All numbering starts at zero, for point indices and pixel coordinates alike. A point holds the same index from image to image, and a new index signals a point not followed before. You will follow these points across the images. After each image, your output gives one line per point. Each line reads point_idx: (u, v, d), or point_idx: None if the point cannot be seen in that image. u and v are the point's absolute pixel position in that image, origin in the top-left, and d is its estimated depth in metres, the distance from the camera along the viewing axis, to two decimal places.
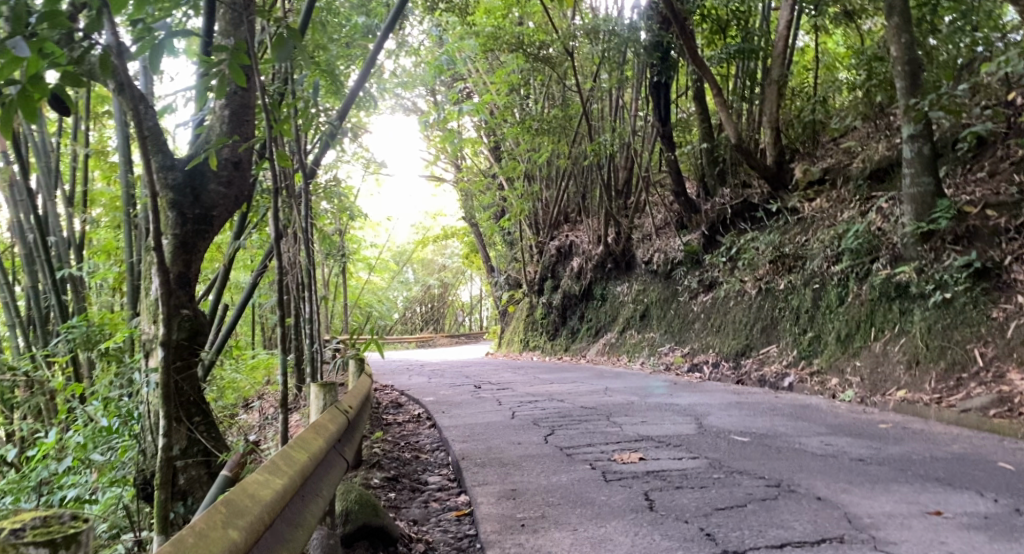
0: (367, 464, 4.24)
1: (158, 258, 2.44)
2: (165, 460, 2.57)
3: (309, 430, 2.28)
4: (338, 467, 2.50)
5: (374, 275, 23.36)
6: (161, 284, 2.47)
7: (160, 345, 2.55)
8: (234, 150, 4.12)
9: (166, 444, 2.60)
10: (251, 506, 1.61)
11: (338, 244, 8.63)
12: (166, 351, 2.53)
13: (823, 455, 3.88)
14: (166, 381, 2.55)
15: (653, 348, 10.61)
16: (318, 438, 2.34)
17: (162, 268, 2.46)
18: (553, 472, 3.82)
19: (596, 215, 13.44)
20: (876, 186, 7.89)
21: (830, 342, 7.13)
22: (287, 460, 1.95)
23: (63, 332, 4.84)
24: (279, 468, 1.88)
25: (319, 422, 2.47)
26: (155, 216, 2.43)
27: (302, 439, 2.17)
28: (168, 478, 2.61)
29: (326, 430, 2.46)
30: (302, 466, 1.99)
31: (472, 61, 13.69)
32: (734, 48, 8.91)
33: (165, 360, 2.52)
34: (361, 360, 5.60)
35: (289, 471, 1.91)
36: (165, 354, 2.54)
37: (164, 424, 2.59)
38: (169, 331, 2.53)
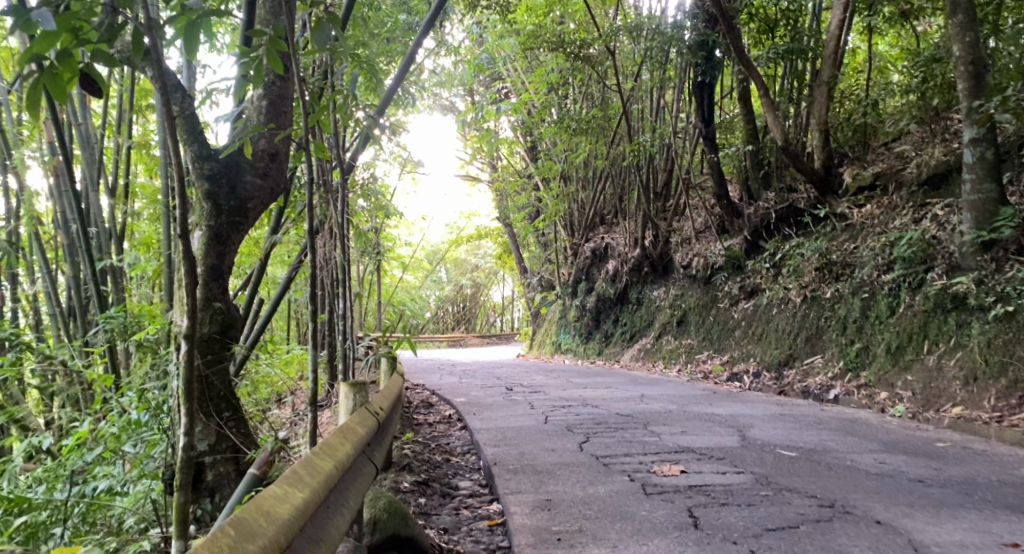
0: (397, 467, 4.11)
1: (184, 247, 2.27)
2: (185, 460, 2.39)
3: (337, 435, 2.15)
4: (367, 474, 2.38)
5: (408, 275, 23.37)
6: (186, 275, 2.26)
7: (182, 337, 2.31)
8: (271, 141, 4.03)
9: (186, 442, 2.42)
10: (267, 526, 1.47)
11: (373, 241, 8.57)
12: (189, 347, 2.29)
13: (879, 475, 3.65)
14: (188, 378, 2.32)
15: (691, 355, 10.37)
16: (347, 442, 2.21)
17: (189, 256, 2.28)
18: (590, 482, 3.65)
19: (633, 217, 13.21)
20: (931, 193, 7.61)
21: (879, 354, 6.85)
22: (310, 469, 1.82)
23: (101, 322, 4.79)
24: (301, 478, 1.75)
25: (349, 425, 2.35)
26: (183, 203, 2.30)
27: (328, 445, 2.05)
28: (188, 477, 2.45)
29: (355, 435, 2.33)
30: (326, 476, 1.86)
31: (511, 60, 13.58)
32: (783, 48, 8.57)
33: (187, 354, 2.29)
34: (394, 358, 5.50)
35: (311, 482, 1.78)
36: (189, 349, 2.29)
37: (185, 422, 2.38)
38: (194, 325, 2.28)
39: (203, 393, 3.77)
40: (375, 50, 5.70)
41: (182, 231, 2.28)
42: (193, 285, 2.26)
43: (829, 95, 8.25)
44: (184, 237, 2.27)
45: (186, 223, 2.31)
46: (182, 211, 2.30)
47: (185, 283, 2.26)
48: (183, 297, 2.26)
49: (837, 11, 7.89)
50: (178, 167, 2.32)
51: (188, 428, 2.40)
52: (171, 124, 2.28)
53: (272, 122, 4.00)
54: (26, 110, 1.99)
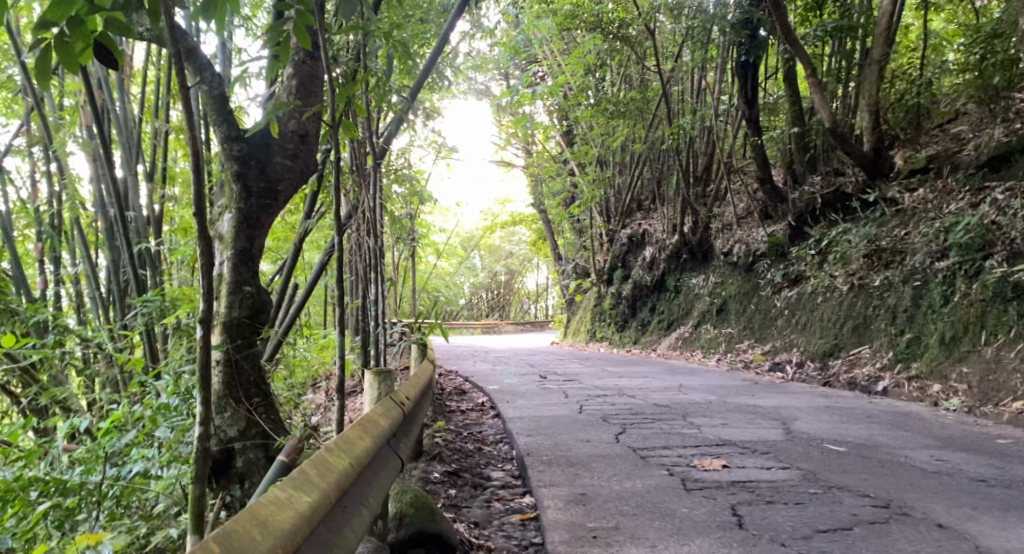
0: (428, 457, 4.01)
1: (200, 225, 2.17)
2: (202, 451, 2.32)
3: (357, 428, 2.03)
4: (391, 468, 2.26)
5: (443, 262, 23.34)
6: (202, 255, 2.17)
7: (198, 323, 2.22)
8: (300, 121, 3.91)
9: (203, 430, 2.36)
10: (261, 537, 1.36)
11: (408, 227, 8.52)
12: (205, 331, 2.20)
13: (936, 473, 3.44)
14: (204, 364, 2.22)
15: (731, 344, 10.12)
16: (367, 436, 2.09)
17: (206, 235, 2.18)
18: (627, 476, 3.50)
19: (672, 203, 12.94)
20: (990, 175, 7.21)
21: (932, 345, 6.55)
22: (321, 469, 1.71)
23: (139, 305, 4.76)
24: (309, 480, 1.63)
25: (370, 416, 2.23)
26: (199, 182, 2.22)
27: (345, 440, 1.93)
28: (205, 468, 2.38)
29: (377, 427, 2.22)
30: (338, 476, 1.75)
31: (548, 42, 13.38)
32: (832, 25, 8.20)
33: (202, 341, 2.20)
34: (426, 345, 5.40)
35: (321, 483, 1.66)
36: (204, 334, 2.20)
37: (201, 412, 2.31)
38: (210, 309, 2.20)
39: (232, 379, 3.70)
40: (410, 32, 5.56)
41: (197, 210, 2.19)
42: (209, 267, 2.16)
43: (880, 74, 7.91)
44: (199, 216, 2.18)
45: (201, 202, 2.22)
46: (198, 189, 2.21)
47: (201, 264, 2.18)
48: (199, 280, 2.18)
49: None
50: (195, 144, 2.24)
51: (204, 416, 2.34)
52: (188, 99, 2.19)
53: (305, 103, 3.91)
54: (37, 79, 1.96)
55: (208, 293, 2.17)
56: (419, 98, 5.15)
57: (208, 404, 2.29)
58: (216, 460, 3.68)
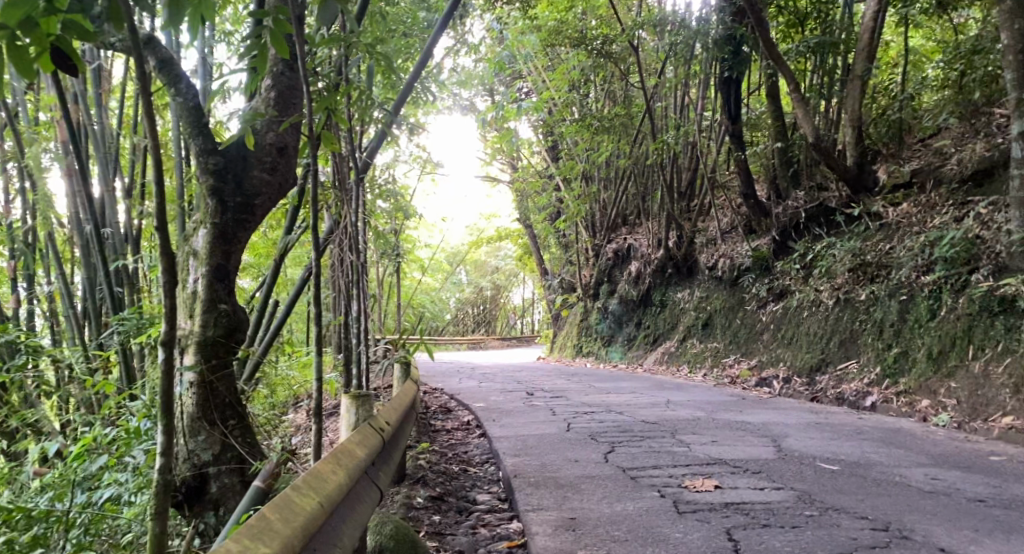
0: (411, 480, 3.87)
1: (162, 240, 2.05)
2: (163, 484, 2.19)
3: (328, 462, 1.91)
4: (368, 501, 2.14)
5: (427, 278, 23.19)
6: (164, 274, 2.05)
7: (160, 345, 2.09)
8: (278, 134, 3.80)
9: (163, 463, 2.22)
10: None
11: (392, 243, 8.41)
12: (166, 356, 2.07)
13: (933, 493, 3.35)
14: (165, 392, 2.10)
15: (717, 359, 10.06)
16: (340, 469, 1.97)
17: (168, 250, 2.06)
18: (616, 499, 3.39)
19: (657, 217, 12.92)
20: (973, 190, 7.25)
21: (919, 360, 6.51)
22: (285, 512, 1.59)
23: (113, 323, 4.60)
24: (271, 527, 1.51)
25: (345, 447, 2.11)
26: (162, 195, 2.10)
27: (315, 477, 1.82)
28: (167, 502, 2.24)
29: (353, 458, 2.10)
30: (305, 518, 1.63)
31: (532, 58, 13.38)
32: (815, 41, 8.27)
33: (165, 366, 2.07)
34: (408, 363, 5.27)
35: (285, 528, 1.54)
36: (165, 358, 2.08)
37: (162, 443, 2.18)
38: (172, 331, 2.07)
39: (207, 401, 3.56)
40: (392, 47, 5.47)
41: (160, 226, 2.06)
42: (173, 286, 2.04)
43: (863, 89, 7.93)
44: (162, 233, 2.06)
45: (164, 217, 2.11)
46: (161, 203, 2.09)
47: (163, 282, 2.05)
48: (162, 300, 2.06)
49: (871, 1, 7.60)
50: (158, 154, 2.12)
51: (164, 448, 2.21)
52: (150, 108, 2.08)
53: (284, 115, 3.80)
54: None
55: (170, 316, 2.04)
56: (402, 111, 5.05)
57: (169, 437, 2.16)
58: (189, 486, 3.52)
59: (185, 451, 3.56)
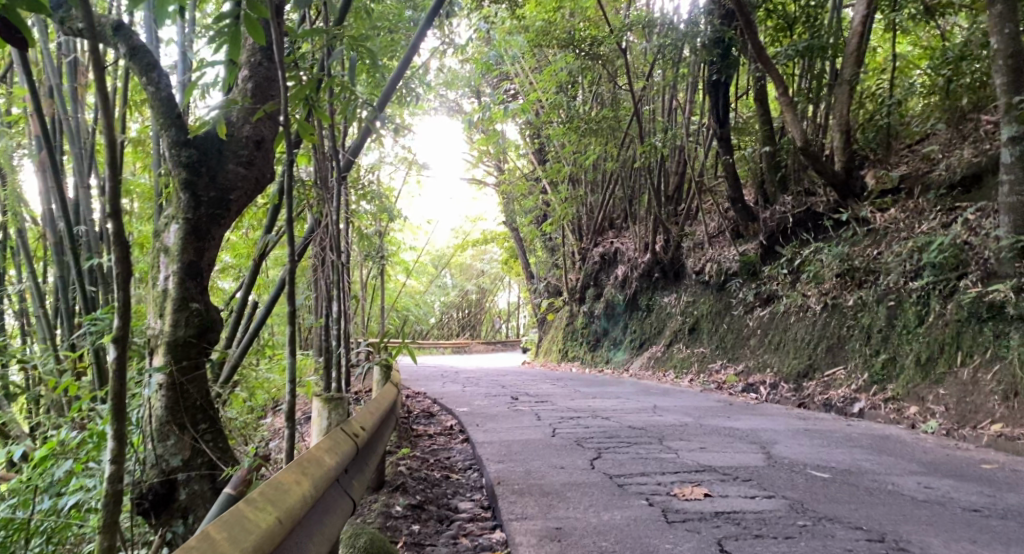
0: (390, 487, 3.74)
1: (116, 228, 1.93)
2: (112, 494, 2.08)
3: (290, 473, 1.78)
4: (337, 515, 2.01)
5: (413, 280, 23.03)
6: (118, 264, 1.93)
7: (111, 344, 1.96)
8: (255, 126, 3.68)
9: (113, 473, 2.11)
10: None
11: (377, 244, 8.26)
12: (118, 352, 1.95)
13: (927, 502, 3.26)
14: (117, 393, 1.98)
15: (703, 364, 9.99)
16: (305, 480, 1.84)
17: (122, 240, 1.94)
18: (603, 507, 3.27)
19: (644, 221, 12.86)
20: (961, 196, 7.20)
21: (907, 366, 6.45)
22: (235, 529, 1.45)
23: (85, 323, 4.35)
24: (215, 546, 1.38)
25: (313, 455, 1.99)
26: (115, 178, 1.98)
27: (274, 489, 1.69)
28: (115, 514, 2.11)
29: (321, 466, 1.97)
30: (257, 536, 1.49)
31: (520, 59, 13.28)
32: (803, 45, 8.22)
33: (118, 365, 1.94)
34: (389, 366, 5.13)
35: (232, 548, 1.41)
36: (116, 355, 1.96)
37: (113, 451, 2.06)
38: (125, 328, 1.96)
39: (177, 404, 3.41)
40: (377, 43, 5.36)
41: (113, 215, 1.95)
42: (126, 278, 1.93)
43: (851, 94, 7.88)
44: (115, 220, 1.94)
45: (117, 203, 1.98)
46: (115, 191, 1.97)
47: (117, 273, 1.94)
48: (115, 294, 1.94)
49: (860, 5, 7.55)
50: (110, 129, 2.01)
51: (115, 452, 2.09)
52: (105, 92, 1.97)
53: (260, 105, 3.66)
54: None
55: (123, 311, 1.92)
56: (387, 108, 4.89)
57: (120, 440, 2.04)
58: (156, 493, 3.37)
59: (154, 456, 3.41)
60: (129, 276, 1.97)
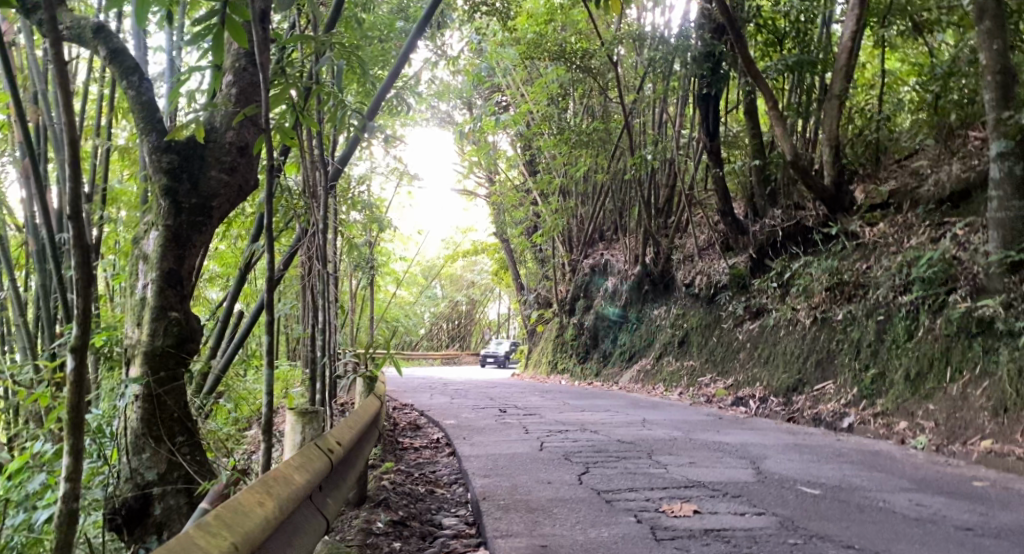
0: (372, 502, 3.65)
1: (76, 231, 1.84)
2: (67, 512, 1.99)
3: (252, 495, 1.68)
4: (302, 540, 1.90)
5: (402, 291, 22.96)
6: (77, 269, 1.84)
7: (70, 353, 1.89)
8: (239, 132, 3.61)
9: (69, 491, 2.02)
10: None
11: (367, 255, 8.18)
12: (77, 361, 1.89)
13: (919, 521, 3.21)
14: (74, 404, 1.91)
15: (693, 377, 9.94)
16: (269, 502, 1.74)
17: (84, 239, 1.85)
18: (590, 524, 3.20)
19: (634, 233, 12.84)
20: (950, 211, 7.23)
21: (897, 381, 6.42)
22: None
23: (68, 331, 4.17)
24: None
25: (281, 473, 1.90)
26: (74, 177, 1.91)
27: (235, 511, 1.58)
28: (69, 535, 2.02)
29: (288, 485, 1.89)
30: None
31: (511, 71, 13.27)
32: (793, 60, 8.23)
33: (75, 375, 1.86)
34: (374, 378, 5.04)
35: None
36: (76, 363, 1.90)
37: (69, 468, 1.97)
38: (84, 337, 1.89)
39: (153, 415, 3.32)
40: (367, 53, 5.31)
41: (74, 218, 1.87)
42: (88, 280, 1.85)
43: (840, 109, 7.87)
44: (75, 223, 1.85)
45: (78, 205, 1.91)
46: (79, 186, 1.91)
47: (77, 280, 1.85)
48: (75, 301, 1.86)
49: (849, 21, 7.58)
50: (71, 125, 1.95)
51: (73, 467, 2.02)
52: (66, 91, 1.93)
53: (242, 110, 3.59)
54: None
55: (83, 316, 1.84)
56: (375, 117, 4.81)
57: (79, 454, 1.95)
58: (130, 508, 3.27)
59: (128, 469, 3.31)
60: (91, 282, 1.88)
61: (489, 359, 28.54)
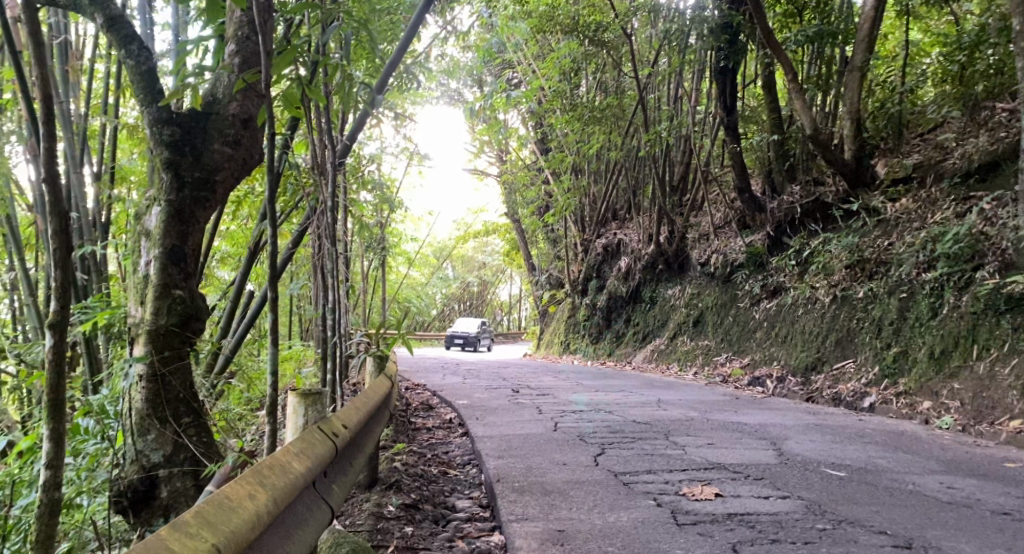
0: (383, 485, 3.55)
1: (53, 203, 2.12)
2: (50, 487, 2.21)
3: (239, 490, 1.57)
4: (300, 534, 1.80)
5: (414, 271, 22.92)
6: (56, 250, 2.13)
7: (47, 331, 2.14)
8: (243, 104, 3.50)
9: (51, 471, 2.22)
10: None
11: (377, 235, 8.07)
12: (56, 337, 2.14)
13: (953, 505, 3.08)
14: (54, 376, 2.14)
15: (709, 357, 9.80)
16: (260, 496, 1.63)
17: (62, 220, 2.14)
18: (609, 508, 3.09)
19: (648, 212, 12.66)
20: (977, 184, 7.02)
21: (920, 360, 6.27)
22: None
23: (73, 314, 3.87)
24: None
25: (278, 462, 1.80)
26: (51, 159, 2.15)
27: (218, 508, 1.49)
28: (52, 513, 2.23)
29: (286, 474, 1.80)
30: None
31: (522, 46, 13.04)
32: (813, 31, 7.97)
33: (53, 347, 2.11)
34: (384, 357, 4.95)
35: None
36: (55, 341, 2.15)
37: (49, 450, 2.19)
38: (62, 314, 2.14)
39: (157, 396, 3.23)
40: (377, 24, 5.15)
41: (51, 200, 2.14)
42: (66, 256, 2.13)
43: (862, 80, 7.63)
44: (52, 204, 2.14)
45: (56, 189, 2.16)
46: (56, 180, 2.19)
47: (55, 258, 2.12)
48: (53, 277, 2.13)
49: None
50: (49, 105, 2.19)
51: (53, 452, 2.18)
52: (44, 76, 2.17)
53: (244, 80, 3.46)
54: None
55: (60, 288, 2.12)
56: (385, 91, 4.68)
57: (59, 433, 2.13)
58: (136, 491, 3.18)
59: (134, 451, 3.23)
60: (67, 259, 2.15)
61: (454, 339, 23.57)
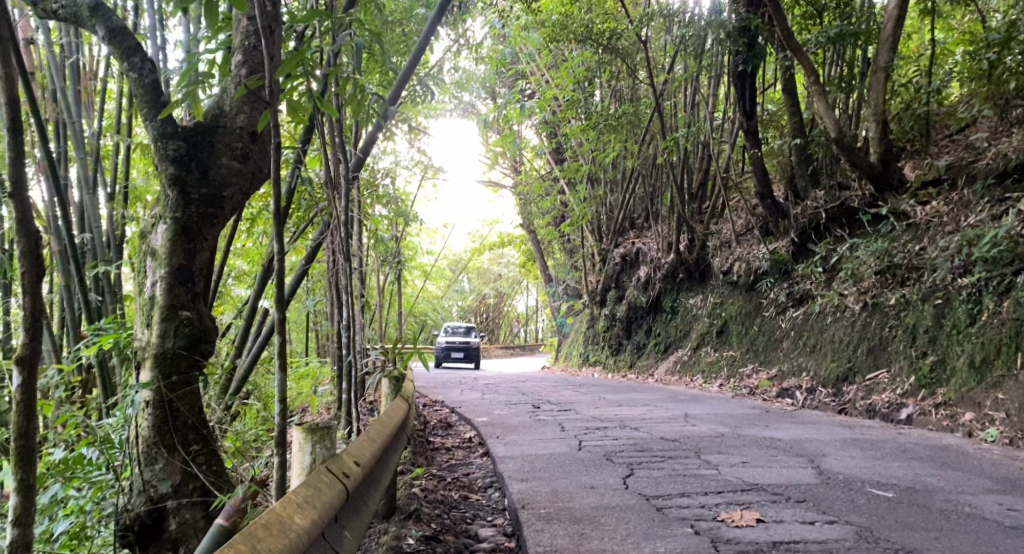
0: (403, 514, 3.39)
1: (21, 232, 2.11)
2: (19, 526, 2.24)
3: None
4: None
5: (430, 285, 22.81)
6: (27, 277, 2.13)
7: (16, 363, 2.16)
8: (252, 116, 3.34)
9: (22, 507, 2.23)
10: None
11: (393, 249, 7.92)
12: (23, 373, 2.15)
13: (1017, 530, 2.85)
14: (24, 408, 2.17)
15: (734, 368, 9.54)
16: None
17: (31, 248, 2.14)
18: (644, 537, 2.88)
19: (667, 220, 12.44)
20: (1011, 185, 6.76)
21: (960, 369, 6.00)
22: None
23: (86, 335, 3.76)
24: None
25: (274, 520, 1.62)
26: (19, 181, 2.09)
27: None
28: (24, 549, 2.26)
29: (286, 532, 1.62)
30: None
31: (535, 56, 12.90)
32: (834, 32, 7.72)
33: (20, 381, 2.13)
34: (399, 377, 4.77)
35: None
36: (23, 379, 2.16)
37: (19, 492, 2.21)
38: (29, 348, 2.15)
39: (163, 423, 3.09)
40: (388, 41, 5.02)
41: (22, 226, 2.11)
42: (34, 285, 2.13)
43: (887, 81, 7.40)
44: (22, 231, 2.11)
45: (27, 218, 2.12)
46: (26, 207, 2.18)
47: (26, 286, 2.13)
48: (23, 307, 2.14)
49: None
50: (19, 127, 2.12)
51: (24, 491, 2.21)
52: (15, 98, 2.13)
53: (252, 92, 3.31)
54: None
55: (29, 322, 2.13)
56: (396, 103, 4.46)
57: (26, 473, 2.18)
58: (144, 523, 3.03)
59: (141, 482, 3.08)
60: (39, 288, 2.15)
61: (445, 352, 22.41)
